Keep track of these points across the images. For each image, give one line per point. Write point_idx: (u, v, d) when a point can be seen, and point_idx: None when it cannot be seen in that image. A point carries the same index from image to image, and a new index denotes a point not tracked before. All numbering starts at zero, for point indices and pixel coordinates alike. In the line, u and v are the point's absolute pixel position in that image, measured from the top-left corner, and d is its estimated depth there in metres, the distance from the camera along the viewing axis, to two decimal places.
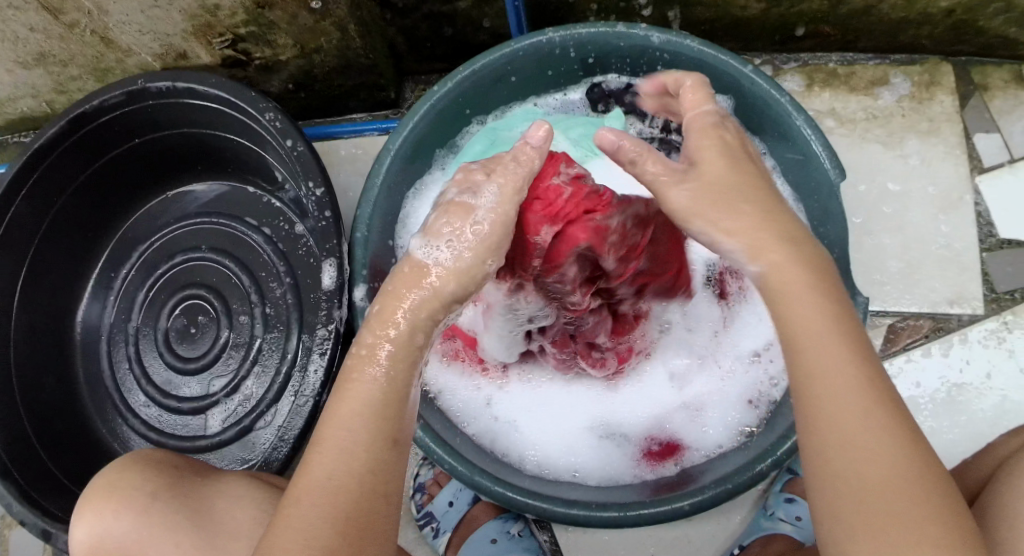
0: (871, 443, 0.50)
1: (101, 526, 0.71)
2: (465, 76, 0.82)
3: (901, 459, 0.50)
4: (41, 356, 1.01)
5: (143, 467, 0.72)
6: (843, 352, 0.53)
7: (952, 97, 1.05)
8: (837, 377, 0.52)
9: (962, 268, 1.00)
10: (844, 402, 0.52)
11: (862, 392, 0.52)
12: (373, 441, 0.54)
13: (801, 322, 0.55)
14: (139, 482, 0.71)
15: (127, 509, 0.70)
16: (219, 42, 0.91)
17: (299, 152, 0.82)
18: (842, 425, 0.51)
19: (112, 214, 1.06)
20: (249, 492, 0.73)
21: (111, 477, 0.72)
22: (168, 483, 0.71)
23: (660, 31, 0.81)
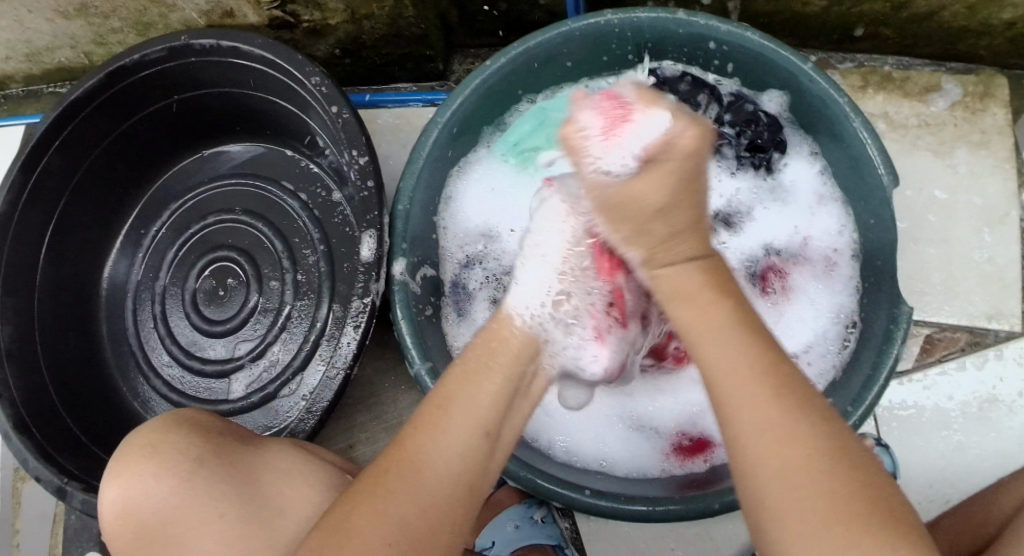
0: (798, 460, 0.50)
1: (133, 492, 0.68)
2: (519, 53, 0.81)
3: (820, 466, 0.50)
4: (67, 308, 1.00)
5: (185, 434, 0.70)
6: (735, 343, 0.56)
7: (1005, 110, 1.02)
8: (768, 406, 0.53)
9: (1002, 284, 0.98)
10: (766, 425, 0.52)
11: (765, 404, 0.53)
12: (463, 435, 0.57)
13: (719, 347, 0.56)
14: (180, 447, 0.69)
15: (166, 474, 0.68)
16: (268, 2, 0.89)
17: (344, 119, 0.81)
18: (779, 444, 0.51)
19: (145, 170, 1.05)
20: (296, 466, 0.73)
21: (151, 437, 0.70)
22: (212, 450, 0.70)
23: (721, 21, 0.79)
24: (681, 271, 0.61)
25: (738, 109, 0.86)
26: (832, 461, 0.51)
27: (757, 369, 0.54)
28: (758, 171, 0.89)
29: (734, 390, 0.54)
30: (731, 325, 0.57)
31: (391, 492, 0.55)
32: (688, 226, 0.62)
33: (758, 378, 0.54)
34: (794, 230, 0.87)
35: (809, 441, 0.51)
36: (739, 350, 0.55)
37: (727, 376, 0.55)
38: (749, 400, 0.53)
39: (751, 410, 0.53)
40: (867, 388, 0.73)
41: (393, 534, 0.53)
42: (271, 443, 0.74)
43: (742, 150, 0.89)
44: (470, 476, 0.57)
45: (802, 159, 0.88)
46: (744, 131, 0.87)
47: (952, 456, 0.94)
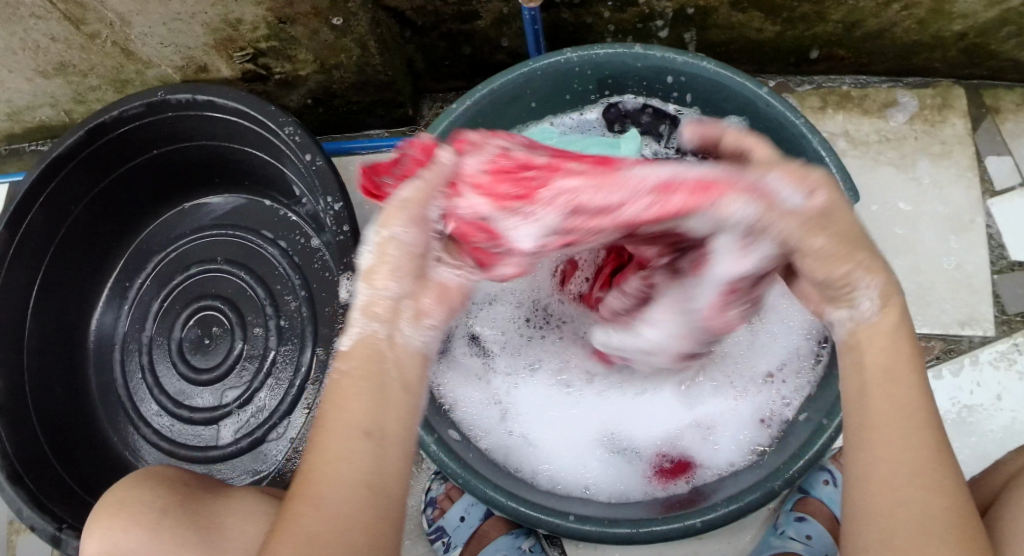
0: (905, 467, 0.50)
1: (111, 544, 0.72)
2: (483, 93, 0.83)
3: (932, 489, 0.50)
4: (55, 363, 1.02)
5: (151, 485, 0.73)
6: (916, 377, 0.54)
7: (963, 120, 1.05)
8: (913, 411, 0.52)
9: (972, 290, 1.01)
10: (898, 451, 0.51)
11: (904, 419, 0.52)
12: (349, 448, 0.51)
13: (882, 370, 0.54)
14: (146, 498, 0.72)
15: (137, 525, 0.71)
16: (239, 56, 0.92)
17: (318, 166, 0.84)
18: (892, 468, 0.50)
19: (128, 224, 1.07)
20: (258, 505, 0.74)
21: (118, 495, 0.73)
22: (177, 500, 0.72)
23: (677, 52, 0.82)
24: (838, 266, 0.55)
25: None
26: (941, 506, 0.49)
27: (914, 382, 0.53)
28: None
29: (880, 419, 0.52)
30: (907, 360, 0.54)
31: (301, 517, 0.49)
32: (833, 212, 0.56)
33: (904, 390, 0.53)
34: None
35: (929, 462, 0.50)
36: (903, 386, 0.53)
37: (890, 378, 0.53)
38: (886, 411, 0.52)
39: (882, 406, 0.53)
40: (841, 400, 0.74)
41: (310, 533, 0.48)
42: (235, 490, 0.76)
43: None
44: (369, 478, 0.51)
45: None
46: None
47: None
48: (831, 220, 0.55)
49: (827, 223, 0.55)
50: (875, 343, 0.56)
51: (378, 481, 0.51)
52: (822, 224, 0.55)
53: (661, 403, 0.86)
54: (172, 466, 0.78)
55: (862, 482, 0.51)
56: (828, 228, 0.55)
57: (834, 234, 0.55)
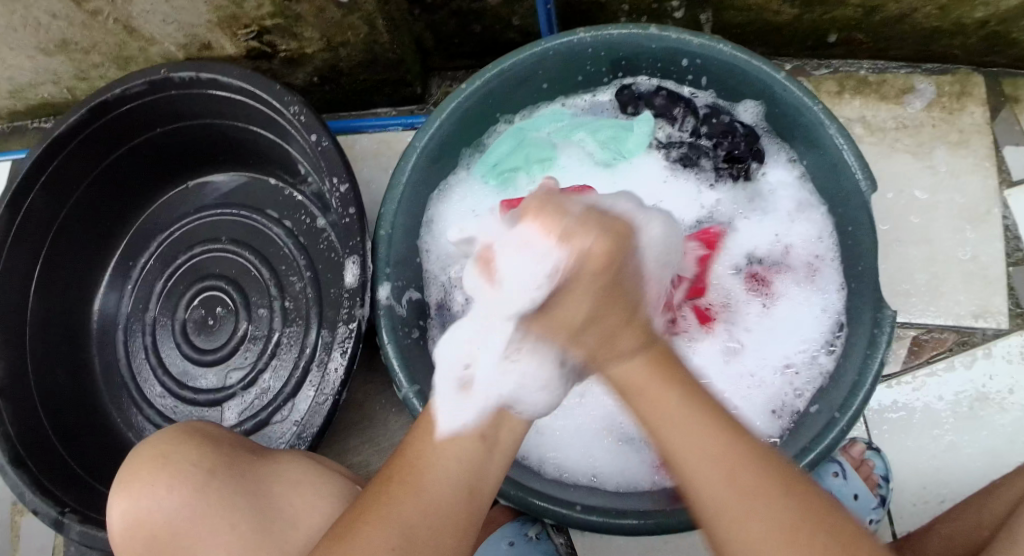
0: (720, 462, 0.59)
1: (147, 502, 0.69)
2: (493, 74, 0.81)
3: (750, 474, 0.59)
4: (58, 344, 1.00)
5: (196, 444, 0.72)
6: (665, 389, 0.63)
7: (982, 109, 1.03)
8: (687, 435, 0.61)
9: (987, 281, 0.99)
10: (706, 449, 0.60)
11: (706, 423, 0.61)
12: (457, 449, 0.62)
13: (656, 399, 0.63)
14: (194, 458, 0.70)
15: (180, 486, 0.69)
16: (244, 34, 0.90)
17: (323, 147, 0.82)
18: (722, 470, 0.59)
19: (131, 203, 1.06)
20: (304, 477, 0.73)
21: (161, 448, 0.71)
22: (223, 463, 0.71)
23: (693, 34, 0.80)
24: (631, 365, 0.65)
25: (713, 120, 0.87)
26: (768, 496, 0.58)
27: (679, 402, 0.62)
28: (736, 181, 0.89)
29: (690, 445, 0.61)
30: (662, 385, 0.64)
31: (400, 497, 0.59)
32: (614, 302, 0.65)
33: (677, 406, 0.62)
34: (776, 239, 0.88)
35: (732, 447, 0.60)
36: (666, 400, 0.63)
37: (653, 402, 0.63)
38: (692, 428, 0.61)
39: (686, 442, 0.61)
40: (853, 392, 0.73)
41: (395, 538, 0.57)
42: (279, 455, 0.75)
43: (720, 161, 0.89)
44: (471, 485, 0.61)
45: (779, 167, 0.89)
46: (721, 142, 0.88)
47: (945, 456, 0.95)
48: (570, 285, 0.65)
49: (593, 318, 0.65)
50: (637, 385, 0.64)
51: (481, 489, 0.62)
52: (604, 342, 0.66)
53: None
54: (214, 425, 0.77)
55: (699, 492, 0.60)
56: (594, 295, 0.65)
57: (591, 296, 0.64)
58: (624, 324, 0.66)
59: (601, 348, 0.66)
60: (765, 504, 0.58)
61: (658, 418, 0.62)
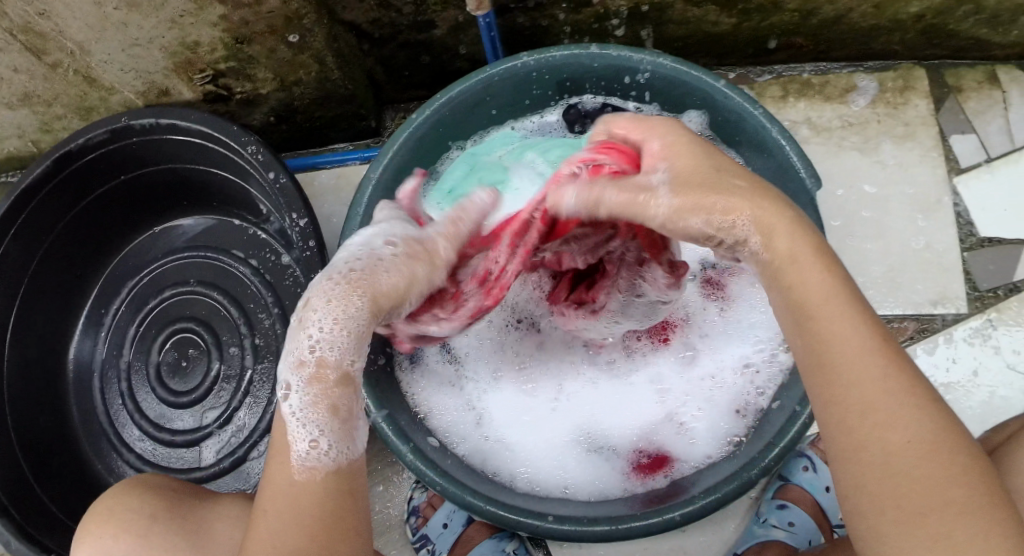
0: (898, 434, 0.52)
1: (99, 553, 0.71)
2: (441, 103, 0.83)
3: (926, 454, 0.52)
4: (34, 394, 1.01)
5: (138, 493, 0.73)
6: (847, 310, 0.55)
7: (926, 101, 1.06)
8: (863, 366, 0.54)
9: (943, 268, 1.02)
10: (887, 428, 0.53)
11: (878, 385, 0.53)
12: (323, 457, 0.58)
13: (835, 329, 0.55)
14: (136, 505, 0.72)
15: (125, 532, 0.70)
16: (200, 78, 0.92)
17: (282, 184, 0.84)
18: (879, 416, 0.53)
19: (101, 250, 1.07)
20: (244, 511, 0.74)
21: (109, 502, 0.73)
22: (165, 506, 0.73)
23: (633, 50, 0.83)
24: (789, 245, 0.57)
25: None
26: (949, 486, 0.52)
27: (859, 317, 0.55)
28: None
29: (863, 416, 0.53)
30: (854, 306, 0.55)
31: (272, 511, 0.57)
32: (763, 206, 0.58)
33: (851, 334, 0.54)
34: None
35: (914, 418, 0.53)
36: (850, 329, 0.54)
37: (860, 371, 0.53)
38: (862, 395, 0.53)
39: (856, 407, 0.53)
40: None
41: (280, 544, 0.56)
42: (223, 496, 0.77)
43: None
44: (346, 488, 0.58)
45: None
46: None
47: None
48: (710, 174, 0.59)
49: (729, 183, 0.59)
50: (800, 272, 0.56)
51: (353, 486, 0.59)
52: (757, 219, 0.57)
53: (646, 378, 0.87)
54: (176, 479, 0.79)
55: (858, 469, 0.53)
56: (703, 176, 0.59)
57: (796, 231, 0.57)
58: (770, 202, 0.58)
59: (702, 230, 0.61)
60: (925, 477, 0.52)
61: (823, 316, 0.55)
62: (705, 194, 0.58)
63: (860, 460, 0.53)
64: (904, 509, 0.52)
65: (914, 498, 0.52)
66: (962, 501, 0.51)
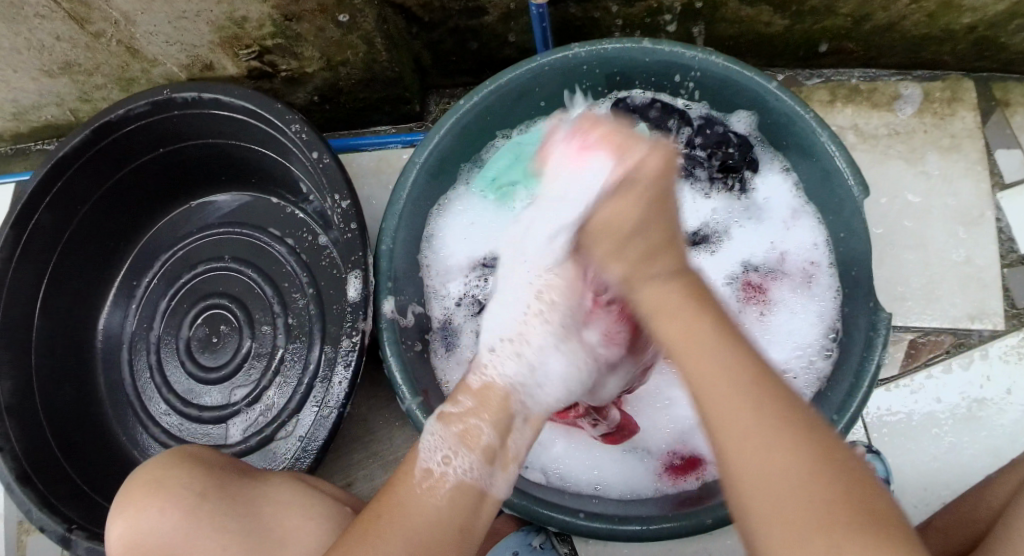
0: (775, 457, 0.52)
1: (141, 524, 0.71)
2: (491, 90, 0.83)
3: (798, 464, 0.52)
4: (61, 363, 1.02)
5: (189, 466, 0.73)
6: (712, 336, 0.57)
7: (973, 113, 1.05)
8: (761, 434, 0.53)
9: (982, 283, 1.00)
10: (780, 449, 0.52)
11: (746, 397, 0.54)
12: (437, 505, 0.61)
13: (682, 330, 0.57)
14: (184, 481, 0.71)
15: (172, 507, 0.70)
16: (245, 54, 0.92)
17: (325, 163, 0.83)
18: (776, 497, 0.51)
19: (135, 222, 1.07)
20: (294, 499, 0.74)
21: (156, 472, 0.73)
22: (214, 483, 0.72)
23: (687, 47, 0.82)
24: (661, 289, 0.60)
25: (707, 131, 0.89)
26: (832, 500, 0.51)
27: (727, 353, 0.56)
28: (731, 191, 0.91)
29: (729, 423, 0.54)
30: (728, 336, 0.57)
31: (394, 520, 0.60)
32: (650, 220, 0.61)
33: (744, 383, 0.54)
34: (771, 247, 0.89)
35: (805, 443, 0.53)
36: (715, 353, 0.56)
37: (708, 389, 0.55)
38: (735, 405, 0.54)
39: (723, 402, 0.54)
40: (852, 394, 0.74)
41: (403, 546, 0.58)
42: (272, 476, 0.76)
43: (715, 171, 0.91)
44: (460, 523, 0.62)
45: (774, 175, 0.90)
46: (714, 153, 0.90)
47: (945, 457, 0.95)
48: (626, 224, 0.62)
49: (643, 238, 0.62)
50: (667, 312, 0.59)
51: (467, 522, 0.62)
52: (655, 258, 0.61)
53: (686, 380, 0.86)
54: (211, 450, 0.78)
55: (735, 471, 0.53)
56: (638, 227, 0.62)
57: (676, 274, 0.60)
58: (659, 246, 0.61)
59: (638, 268, 0.61)
60: (802, 488, 0.51)
61: (688, 359, 0.57)
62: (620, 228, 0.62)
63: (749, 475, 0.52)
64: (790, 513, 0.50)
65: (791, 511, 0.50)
66: (840, 529, 0.49)
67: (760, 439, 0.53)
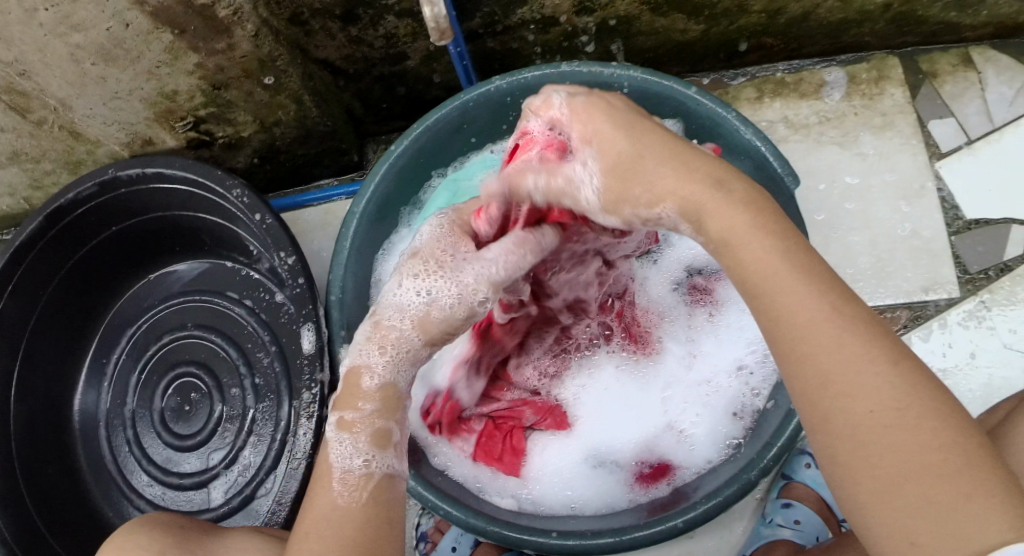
0: (875, 402, 0.48)
1: None
2: (420, 132, 0.85)
3: (890, 396, 0.48)
4: (42, 447, 1.02)
5: (148, 530, 0.74)
6: (798, 279, 0.52)
7: (901, 89, 1.07)
8: (848, 376, 0.49)
9: (932, 254, 1.02)
10: (856, 397, 0.49)
11: (836, 324, 0.50)
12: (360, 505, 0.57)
13: (776, 283, 0.52)
14: (143, 542, 0.72)
15: None
16: (182, 125, 0.94)
17: (268, 225, 0.85)
18: (884, 446, 0.48)
19: (99, 300, 1.08)
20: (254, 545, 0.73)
21: (118, 541, 0.73)
22: (173, 541, 0.72)
23: (603, 66, 0.84)
24: (719, 204, 0.55)
25: None
26: (932, 444, 0.47)
27: (820, 279, 0.52)
28: None
29: (825, 373, 0.50)
30: (797, 272, 0.52)
31: (315, 535, 0.56)
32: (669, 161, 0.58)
33: (825, 330, 0.50)
34: None
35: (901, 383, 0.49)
36: (801, 293, 0.51)
37: (800, 331, 0.51)
38: (839, 357, 0.49)
39: (822, 358, 0.50)
40: None
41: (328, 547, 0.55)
42: (232, 530, 0.76)
43: None
44: (386, 513, 0.58)
45: None
46: None
47: None
48: (633, 165, 0.58)
49: (652, 159, 0.58)
50: (744, 237, 0.54)
51: (390, 512, 0.59)
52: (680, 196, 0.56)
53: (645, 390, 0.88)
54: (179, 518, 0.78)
55: (830, 426, 0.50)
56: (638, 153, 0.58)
57: (729, 195, 0.55)
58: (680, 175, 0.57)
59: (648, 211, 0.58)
60: (905, 427, 0.48)
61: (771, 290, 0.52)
62: (632, 185, 0.58)
63: (854, 434, 0.49)
64: (884, 473, 0.48)
65: (898, 466, 0.48)
66: (950, 480, 0.47)
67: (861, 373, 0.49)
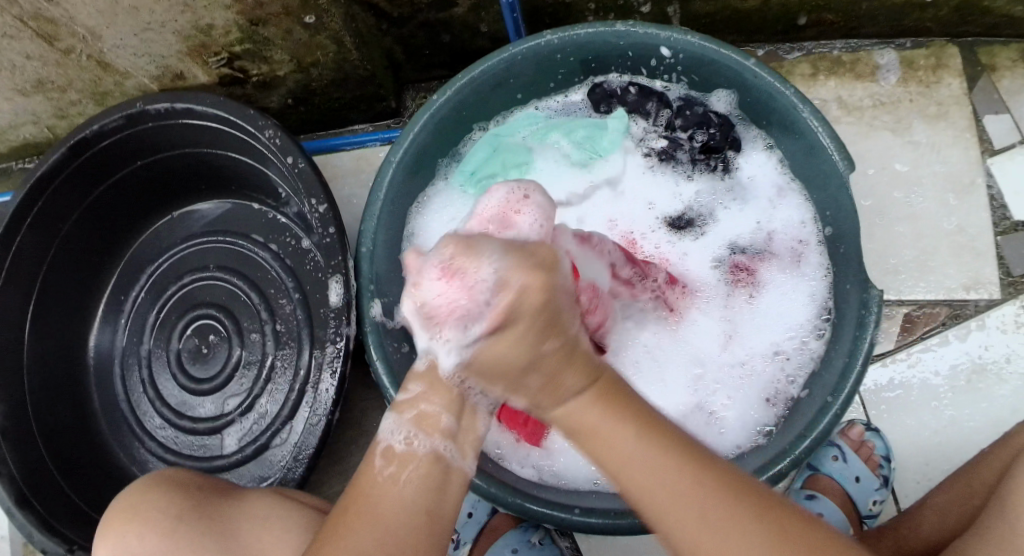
0: (706, 524, 0.52)
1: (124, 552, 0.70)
2: (463, 84, 0.81)
3: (735, 517, 0.52)
4: (55, 382, 1.01)
5: (164, 490, 0.72)
6: (621, 422, 0.54)
7: (959, 79, 1.03)
8: (689, 503, 0.52)
9: (975, 252, 0.99)
10: (678, 514, 0.52)
11: (662, 457, 0.53)
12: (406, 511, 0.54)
13: (592, 411, 0.55)
14: (159, 504, 0.70)
15: (150, 532, 0.69)
16: (215, 61, 0.91)
17: (300, 168, 0.82)
18: (713, 551, 0.51)
19: (120, 237, 1.06)
20: (270, 511, 0.72)
21: (131, 499, 0.72)
22: (191, 505, 0.71)
23: (661, 28, 0.80)
24: (575, 403, 0.55)
25: (688, 112, 0.88)
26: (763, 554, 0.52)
27: (636, 450, 0.53)
28: (714, 172, 0.90)
29: (647, 496, 0.53)
30: (614, 415, 0.54)
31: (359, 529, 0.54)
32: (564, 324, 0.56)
33: (682, 486, 0.53)
34: (758, 225, 0.89)
35: (735, 507, 0.53)
36: (616, 433, 0.54)
37: (616, 458, 0.53)
38: (648, 487, 0.53)
39: (637, 480, 0.53)
40: (844, 376, 0.73)
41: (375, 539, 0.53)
42: (248, 491, 0.74)
43: (696, 153, 0.90)
44: (427, 509, 0.55)
45: (757, 153, 0.89)
46: (696, 134, 0.89)
47: (946, 430, 0.94)
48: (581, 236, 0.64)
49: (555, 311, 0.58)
50: (586, 422, 0.55)
51: (435, 508, 0.56)
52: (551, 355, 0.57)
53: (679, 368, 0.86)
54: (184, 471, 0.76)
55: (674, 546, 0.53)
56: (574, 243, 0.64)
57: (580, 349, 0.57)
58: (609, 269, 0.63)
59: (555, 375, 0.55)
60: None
61: (600, 444, 0.54)
62: None
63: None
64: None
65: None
66: None
67: (683, 509, 0.52)
